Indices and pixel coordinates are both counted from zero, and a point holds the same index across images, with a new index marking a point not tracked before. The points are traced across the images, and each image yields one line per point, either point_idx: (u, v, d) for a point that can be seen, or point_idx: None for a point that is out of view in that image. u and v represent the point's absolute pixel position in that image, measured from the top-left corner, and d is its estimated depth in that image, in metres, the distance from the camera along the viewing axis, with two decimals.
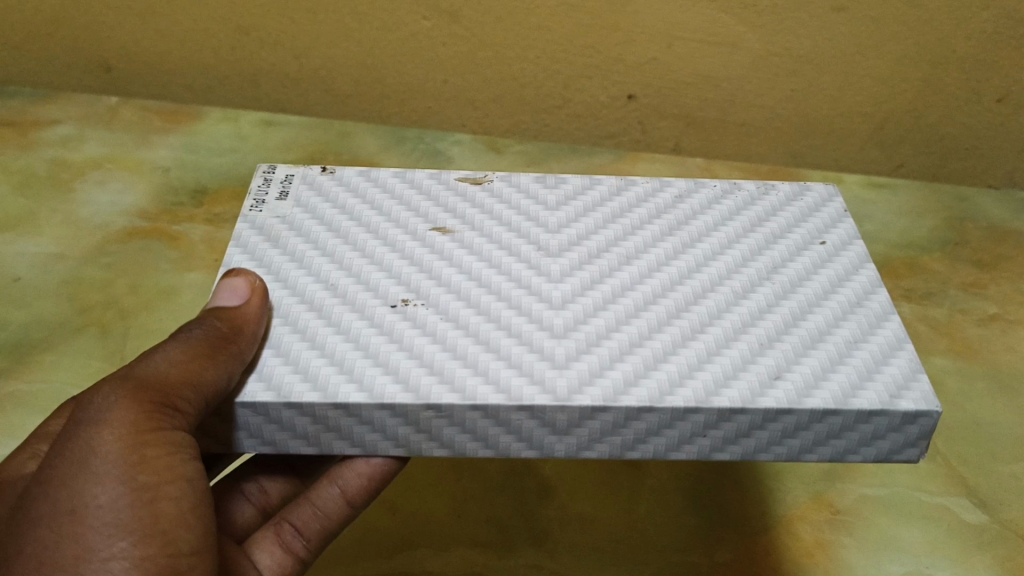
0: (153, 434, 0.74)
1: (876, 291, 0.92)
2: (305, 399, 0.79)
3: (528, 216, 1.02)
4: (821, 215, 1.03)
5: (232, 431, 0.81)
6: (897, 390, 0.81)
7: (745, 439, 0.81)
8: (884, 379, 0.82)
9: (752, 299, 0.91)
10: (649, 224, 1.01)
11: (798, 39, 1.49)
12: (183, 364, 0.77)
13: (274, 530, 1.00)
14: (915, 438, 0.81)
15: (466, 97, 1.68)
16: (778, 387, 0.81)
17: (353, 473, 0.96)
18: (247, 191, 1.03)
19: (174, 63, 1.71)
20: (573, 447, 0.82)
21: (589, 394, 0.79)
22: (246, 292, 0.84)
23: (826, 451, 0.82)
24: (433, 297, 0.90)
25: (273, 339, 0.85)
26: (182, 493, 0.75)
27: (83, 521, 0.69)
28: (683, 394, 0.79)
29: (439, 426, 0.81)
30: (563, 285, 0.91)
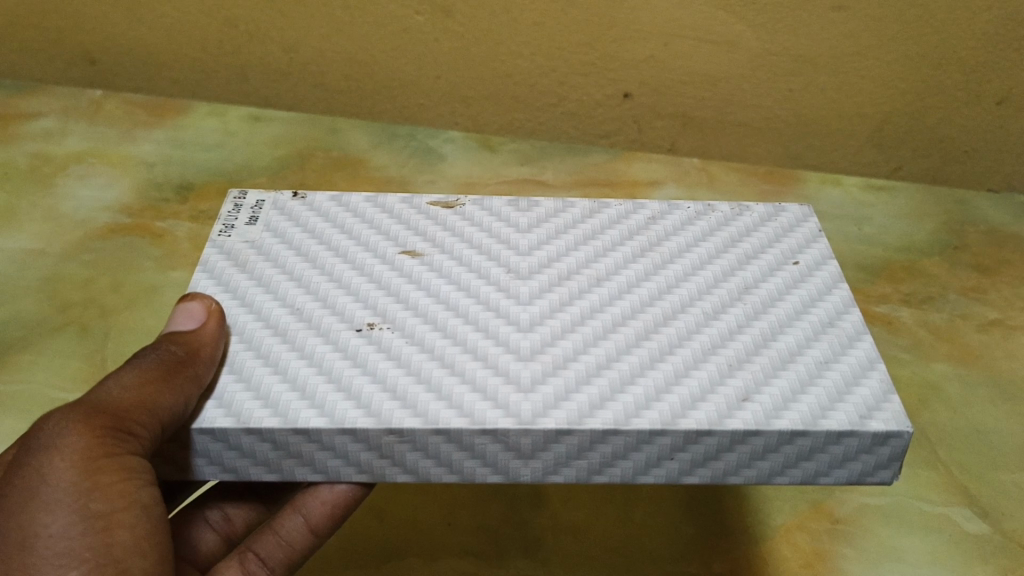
0: (105, 460, 0.71)
1: (849, 311, 0.89)
2: (264, 425, 0.75)
3: (500, 240, 0.98)
4: (797, 235, 1.00)
5: (190, 458, 0.77)
6: (867, 410, 0.78)
7: (714, 461, 0.78)
8: (854, 400, 0.79)
9: (726, 321, 0.87)
10: (620, 246, 0.98)
11: (796, 37, 1.46)
12: (138, 387, 0.74)
13: (238, 559, 0.96)
14: (888, 460, 0.78)
15: (457, 94, 1.65)
16: (746, 408, 0.77)
17: (316, 501, 0.92)
18: (217, 216, 1.00)
19: (160, 57, 1.67)
20: (539, 472, 0.78)
21: (553, 417, 0.76)
22: (203, 315, 0.81)
23: (796, 474, 0.79)
24: (400, 320, 0.86)
25: (232, 362, 0.81)
26: (137, 520, 0.72)
27: (33, 551, 0.67)
28: (649, 417, 0.76)
29: (403, 452, 0.77)
30: (531, 307, 0.88)
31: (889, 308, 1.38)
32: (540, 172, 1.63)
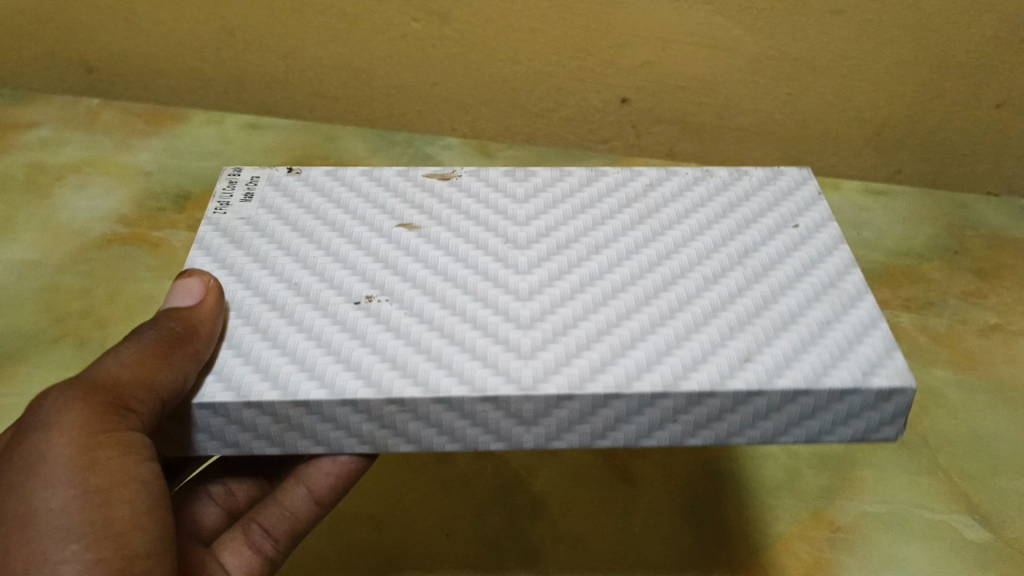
0: (104, 435, 0.71)
1: (850, 272, 0.88)
2: (263, 396, 0.75)
3: (498, 209, 0.97)
4: (795, 199, 0.99)
5: (190, 433, 0.77)
6: (870, 367, 0.77)
7: (717, 423, 0.77)
8: (856, 358, 0.78)
9: (728, 284, 0.86)
10: (618, 213, 0.97)
11: (794, 41, 1.46)
12: (135, 363, 0.74)
13: (243, 530, 0.97)
14: (891, 416, 0.78)
15: (455, 100, 1.64)
16: (748, 368, 0.77)
17: (320, 473, 0.92)
18: (213, 194, 0.99)
19: (157, 66, 1.67)
20: (541, 438, 0.78)
21: (554, 382, 0.75)
22: (201, 292, 0.80)
23: (801, 432, 0.79)
24: (399, 291, 0.86)
25: (231, 338, 0.80)
26: (137, 496, 0.71)
27: (32, 526, 0.66)
28: (651, 379, 0.76)
29: (405, 422, 0.77)
30: (530, 274, 0.87)
31: (889, 313, 1.38)
32: None
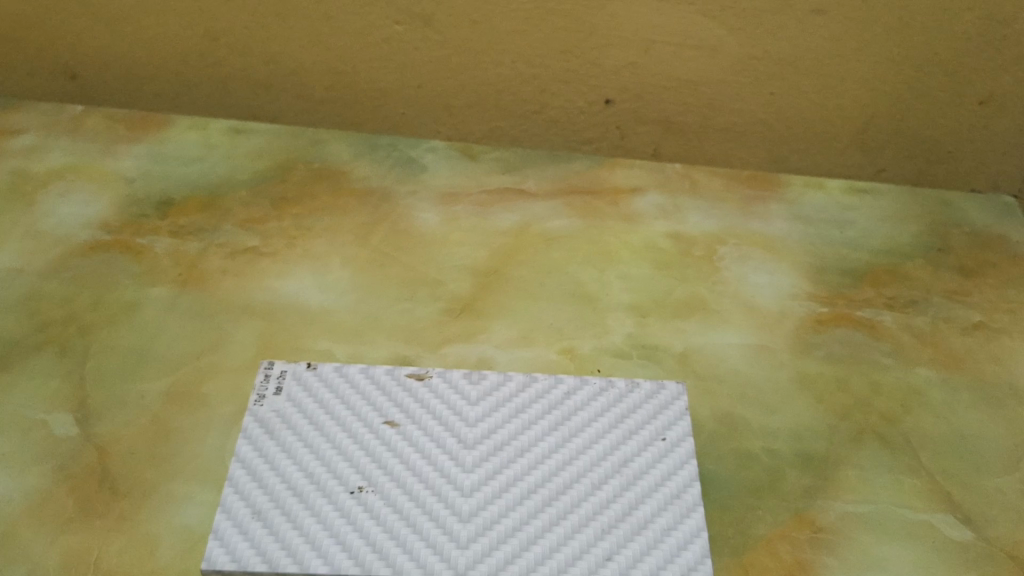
0: None
1: (692, 483, 1.06)
2: (286, 569, 0.94)
3: (454, 415, 1.10)
4: (664, 410, 1.13)
5: None
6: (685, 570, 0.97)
7: None
8: (678, 560, 0.98)
9: (628, 490, 1.05)
10: (545, 427, 1.10)
11: (777, 41, 1.50)
12: None
13: None
14: None
15: (440, 103, 1.63)
16: None
17: None
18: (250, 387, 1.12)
19: (139, 70, 1.63)
20: None
21: None
22: None
23: None
24: (384, 486, 1.02)
25: None
26: None
27: None
28: None
29: None
30: (474, 472, 1.04)
31: (873, 313, 1.37)
32: (521, 181, 1.58)
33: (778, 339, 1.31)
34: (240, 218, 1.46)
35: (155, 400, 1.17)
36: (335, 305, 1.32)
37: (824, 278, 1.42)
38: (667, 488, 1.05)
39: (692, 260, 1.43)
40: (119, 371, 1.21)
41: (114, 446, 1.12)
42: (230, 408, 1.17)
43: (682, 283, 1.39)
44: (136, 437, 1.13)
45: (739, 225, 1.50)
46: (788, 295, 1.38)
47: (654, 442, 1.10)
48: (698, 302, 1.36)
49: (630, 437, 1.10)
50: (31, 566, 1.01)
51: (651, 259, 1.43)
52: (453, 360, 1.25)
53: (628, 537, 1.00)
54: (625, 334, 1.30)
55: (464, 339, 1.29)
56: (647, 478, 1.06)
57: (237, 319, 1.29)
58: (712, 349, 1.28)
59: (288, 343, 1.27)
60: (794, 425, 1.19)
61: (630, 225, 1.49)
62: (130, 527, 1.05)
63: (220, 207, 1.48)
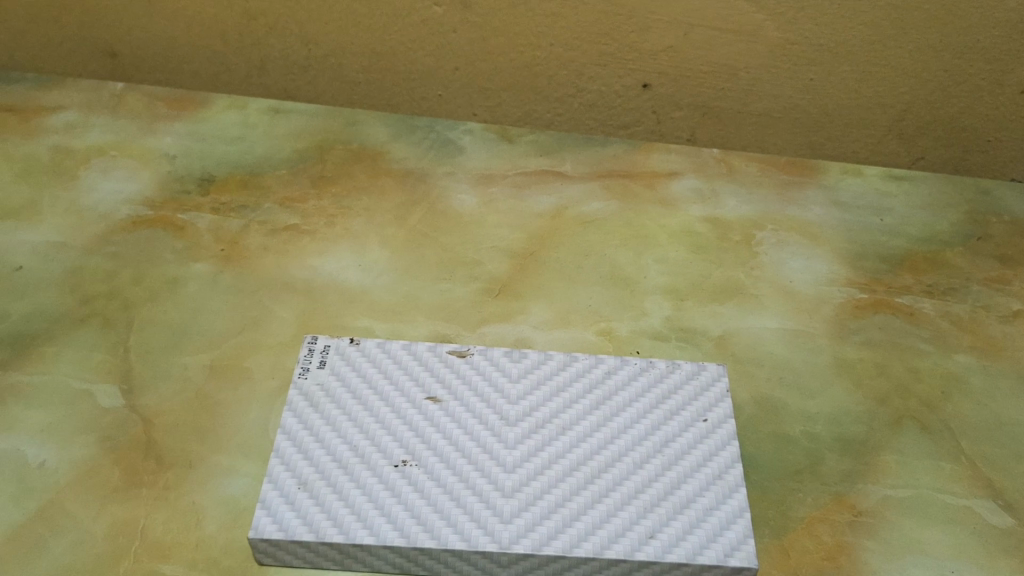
0: None
1: (735, 464, 1.06)
2: (332, 540, 0.97)
3: (496, 392, 1.12)
4: (707, 393, 1.13)
5: None
6: (729, 549, 0.98)
7: None
8: (722, 540, 0.99)
9: (669, 469, 1.05)
10: (585, 405, 1.11)
11: (816, 26, 1.50)
12: None
13: None
14: None
15: (476, 87, 1.63)
16: None
17: None
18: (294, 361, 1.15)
19: (178, 50, 1.64)
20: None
21: None
22: None
23: None
24: (428, 460, 1.04)
25: None
26: None
27: None
28: None
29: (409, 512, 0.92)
30: (516, 449, 1.06)
31: (911, 299, 1.36)
32: (558, 164, 1.57)
33: (817, 324, 1.31)
34: (280, 196, 1.47)
35: (200, 373, 1.19)
36: (374, 284, 1.33)
37: (861, 264, 1.42)
38: (709, 469, 1.05)
39: (729, 245, 1.43)
40: (162, 345, 1.22)
41: (158, 418, 1.14)
42: (272, 382, 1.18)
43: (719, 267, 1.39)
44: (180, 409, 1.15)
45: (776, 211, 1.50)
46: (826, 280, 1.38)
47: (695, 422, 1.10)
48: (735, 286, 1.36)
49: (671, 418, 1.10)
50: (81, 535, 1.02)
51: (688, 243, 1.43)
52: (491, 340, 1.26)
53: (670, 516, 1.01)
54: (663, 316, 1.31)
55: (501, 319, 1.29)
56: (689, 458, 1.06)
57: (278, 296, 1.30)
58: (750, 333, 1.28)
59: (327, 320, 1.28)
60: (832, 409, 1.19)
61: (668, 209, 1.49)
62: (175, 497, 1.06)
63: (259, 185, 1.49)
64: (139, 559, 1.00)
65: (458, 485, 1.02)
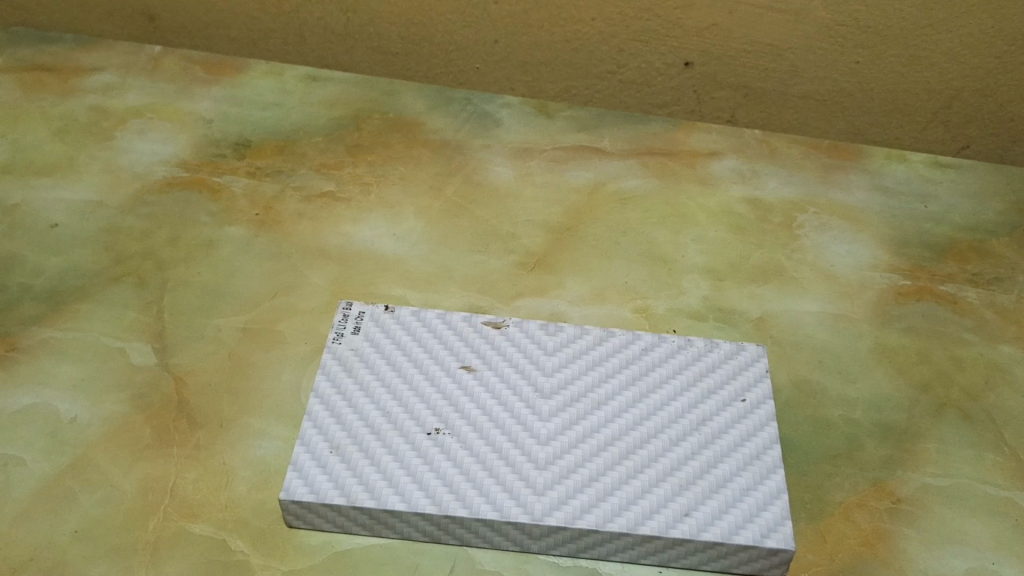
0: None
1: (773, 446, 1.04)
2: (364, 505, 0.96)
3: (531, 364, 1.10)
4: (746, 373, 1.11)
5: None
6: (766, 530, 0.97)
7: None
8: (759, 521, 0.97)
9: (707, 448, 1.04)
10: (621, 381, 1.09)
11: (865, 7, 1.47)
12: None
13: None
14: (779, 565, 0.98)
15: (514, 60, 1.60)
16: None
17: None
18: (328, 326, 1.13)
19: (215, 14, 1.61)
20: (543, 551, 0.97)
21: None
22: None
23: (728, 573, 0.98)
24: (461, 429, 1.03)
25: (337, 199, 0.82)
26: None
27: None
28: None
29: None
30: (550, 422, 1.04)
31: (955, 288, 1.33)
32: (597, 140, 1.55)
33: (858, 309, 1.28)
34: (315, 163, 1.46)
35: (232, 335, 1.18)
36: (409, 254, 1.32)
37: (904, 251, 1.39)
38: (747, 449, 1.04)
39: (770, 227, 1.40)
40: (196, 306, 1.22)
41: (190, 377, 1.13)
42: (305, 346, 1.18)
43: (759, 248, 1.37)
44: (213, 369, 1.14)
45: (818, 194, 1.47)
46: (868, 266, 1.35)
47: (734, 402, 1.08)
48: (775, 268, 1.33)
49: (709, 397, 1.08)
50: (110, 492, 1.02)
51: (727, 223, 1.40)
52: (526, 313, 1.24)
53: (706, 495, 0.99)
54: (701, 296, 1.28)
55: (537, 293, 1.28)
56: (727, 437, 1.05)
57: (312, 263, 1.29)
58: (790, 317, 1.26)
59: (361, 288, 1.27)
60: (872, 395, 1.17)
61: (708, 188, 1.47)
62: (206, 457, 1.06)
63: (295, 151, 1.48)
64: (169, 517, 1.00)
65: (491, 456, 1.01)
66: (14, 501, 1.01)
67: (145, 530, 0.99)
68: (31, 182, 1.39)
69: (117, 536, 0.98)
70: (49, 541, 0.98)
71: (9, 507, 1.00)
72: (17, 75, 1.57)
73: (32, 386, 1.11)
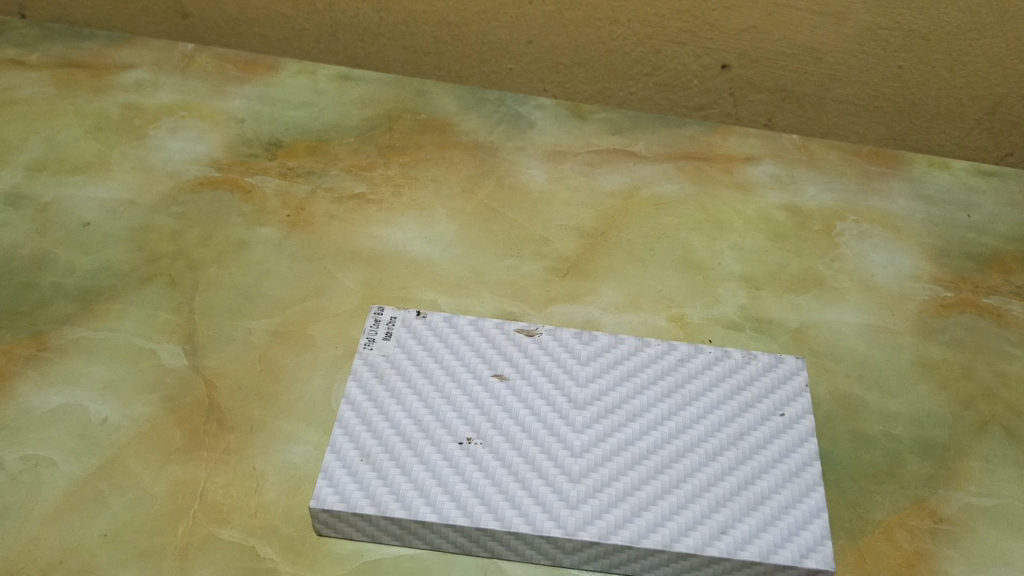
0: None
1: (813, 463, 1.02)
2: (395, 515, 0.95)
3: (564, 373, 1.08)
4: (785, 386, 1.09)
5: None
6: (805, 551, 0.94)
7: None
8: (798, 540, 0.95)
9: (745, 463, 1.01)
10: (657, 392, 1.07)
11: (909, 11, 1.44)
12: None
13: None
14: None
15: (548, 61, 1.58)
16: None
17: None
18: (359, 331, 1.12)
19: (249, 13, 1.60)
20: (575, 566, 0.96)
21: None
22: None
23: None
24: (493, 439, 1.02)
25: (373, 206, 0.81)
26: None
27: None
28: None
29: None
30: (584, 434, 1.03)
31: (999, 301, 1.30)
32: (632, 143, 1.52)
33: (899, 321, 1.25)
34: (347, 164, 1.45)
35: (263, 338, 1.17)
36: (441, 258, 1.30)
37: (947, 262, 1.35)
38: (786, 466, 1.01)
39: (809, 234, 1.38)
40: (227, 308, 1.21)
41: (221, 381, 1.12)
42: (336, 350, 1.16)
43: (797, 256, 1.34)
44: (243, 372, 1.13)
45: (857, 201, 1.44)
46: (909, 276, 1.32)
47: (772, 416, 1.06)
48: (814, 278, 1.31)
49: (747, 410, 1.06)
50: (140, 495, 1.01)
51: (765, 230, 1.38)
52: (559, 320, 1.23)
53: (744, 512, 0.97)
54: (738, 305, 1.26)
55: (570, 300, 1.26)
56: (765, 453, 1.02)
57: (344, 266, 1.28)
58: (830, 328, 1.23)
59: (393, 292, 1.26)
60: (914, 410, 1.14)
61: (745, 194, 1.44)
62: (236, 461, 1.05)
63: (327, 151, 1.47)
64: (198, 522, 0.99)
65: (524, 468, 0.99)
66: (44, 502, 1.00)
67: (174, 535, 0.98)
68: (64, 179, 1.39)
69: (146, 539, 0.98)
70: (78, 544, 0.97)
71: (39, 508, 1.00)
72: (51, 71, 1.57)
73: (64, 386, 1.11)
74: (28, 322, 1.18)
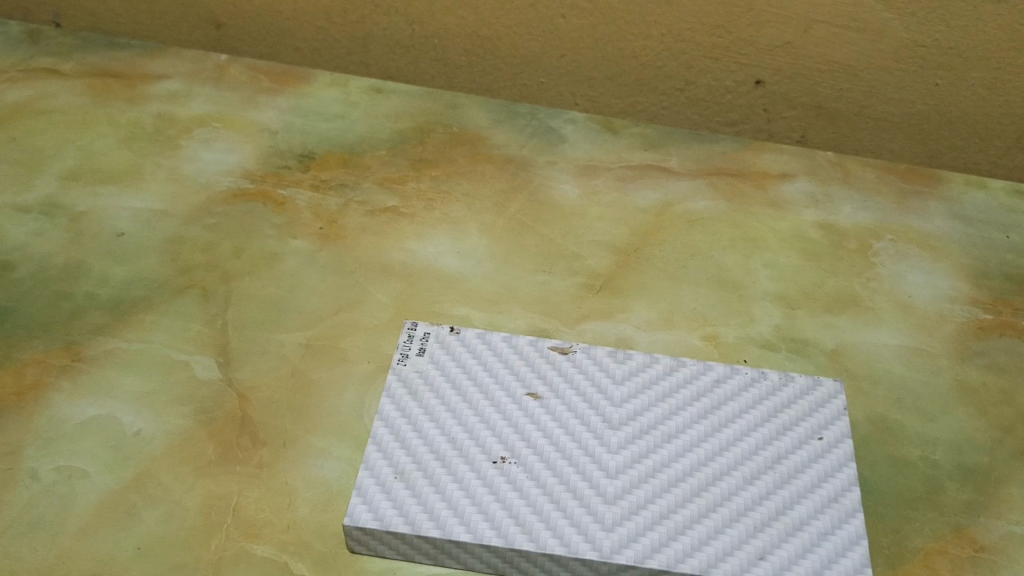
0: None
1: (852, 488, 1.01)
2: (429, 534, 0.94)
3: (598, 392, 1.07)
4: (823, 409, 1.08)
5: None
6: None
7: None
8: (837, 568, 0.94)
9: (782, 487, 1.00)
10: (692, 413, 1.06)
11: (948, 27, 1.43)
12: None
13: None
14: None
15: (581, 75, 1.57)
16: None
17: None
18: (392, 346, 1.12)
19: (282, 24, 1.61)
20: None
21: None
22: None
23: None
24: (527, 458, 1.01)
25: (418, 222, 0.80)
26: None
27: None
28: None
29: None
30: (619, 454, 1.02)
31: None
32: (664, 159, 1.51)
33: (937, 344, 1.23)
34: (379, 176, 1.45)
35: (295, 351, 1.17)
36: (473, 273, 1.30)
37: (985, 283, 1.33)
38: (824, 491, 1.00)
39: (844, 253, 1.36)
40: (259, 320, 1.21)
41: (253, 394, 1.12)
42: (368, 365, 1.16)
43: (833, 275, 1.32)
44: (275, 386, 1.13)
45: (894, 220, 1.43)
46: (947, 298, 1.30)
47: (810, 440, 1.05)
48: (850, 298, 1.29)
49: (784, 433, 1.05)
50: (173, 508, 1.01)
51: (799, 249, 1.36)
52: (592, 338, 1.22)
53: (782, 538, 0.96)
54: (773, 325, 1.25)
55: (603, 317, 1.25)
56: (803, 477, 1.01)
57: (376, 280, 1.28)
58: (866, 350, 1.22)
59: (425, 306, 1.25)
60: (953, 435, 1.12)
61: (779, 212, 1.43)
62: (268, 476, 1.04)
63: (359, 163, 1.47)
64: (230, 537, 0.99)
65: (559, 488, 0.98)
66: (78, 514, 1.00)
67: (206, 550, 0.98)
68: (98, 189, 1.39)
69: (178, 553, 0.97)
70: (111, 556, 0.97)
71: (73, 519, 1.00)
72: (86, 81, 1.58)
73: (98, 397, 1.11)
74: (63, 332, 1.18)
